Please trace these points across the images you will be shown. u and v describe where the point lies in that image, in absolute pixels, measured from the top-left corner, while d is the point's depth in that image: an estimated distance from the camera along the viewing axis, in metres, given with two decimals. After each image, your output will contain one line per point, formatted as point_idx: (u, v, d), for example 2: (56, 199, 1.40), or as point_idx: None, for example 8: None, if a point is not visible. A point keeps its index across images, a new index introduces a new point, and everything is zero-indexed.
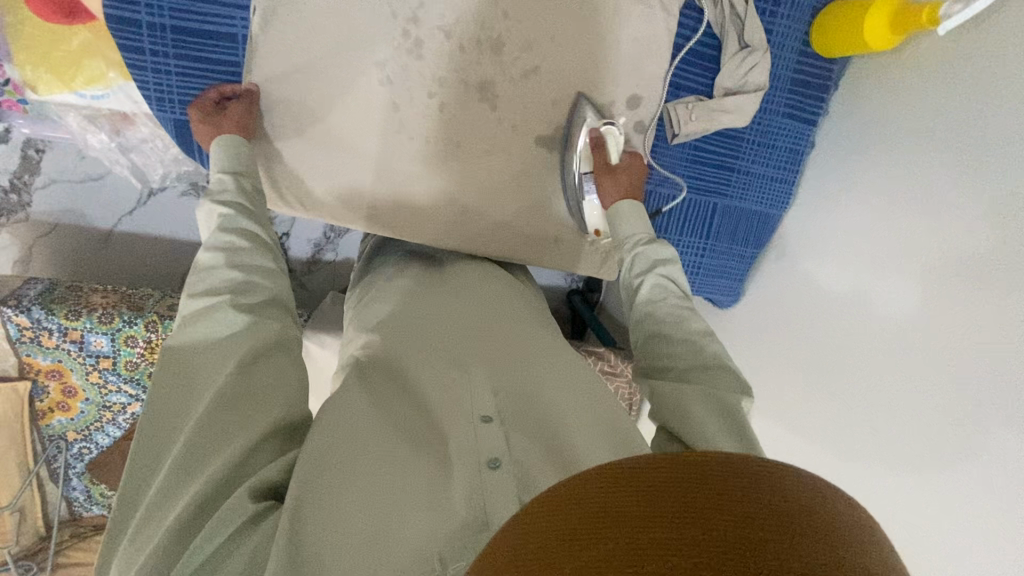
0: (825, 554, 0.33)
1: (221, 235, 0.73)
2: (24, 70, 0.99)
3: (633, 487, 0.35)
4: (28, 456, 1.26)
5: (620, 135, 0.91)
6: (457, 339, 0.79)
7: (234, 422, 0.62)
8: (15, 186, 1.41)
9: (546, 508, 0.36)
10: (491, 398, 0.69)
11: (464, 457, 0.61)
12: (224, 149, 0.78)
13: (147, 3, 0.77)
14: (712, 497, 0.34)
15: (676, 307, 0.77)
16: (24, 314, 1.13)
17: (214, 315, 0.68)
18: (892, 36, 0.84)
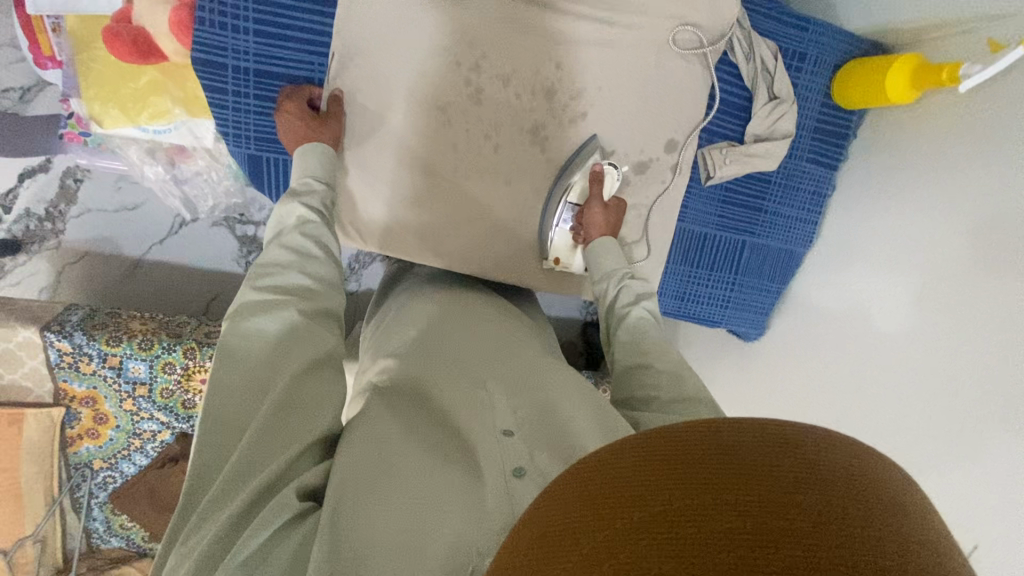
0: (891, 517, 0.33)
1: (300, 237, 0.76)
2: (92, 104, 1.04)
3: (700, 449, 0.36)
4: (53, 484, 1.25)
5: (618, 178, 0.96)
6: (476, 359, 0.81)
7: (290, 431, 0.63)
8: (51, 214, 1.45)
9: (613, 467, 0.37)
10: (512, 414, 0.71)
11: (490, 463, 0.63)
12: (311, 154, 0.82)
13: (234, 50, 0.83)
14: (753, 459, 0.35)
15: (659, 339, 0.80)
16: (66, 339, 1.14)
17: (287, 314, 0.69)
18: (911, 91, 0.93)
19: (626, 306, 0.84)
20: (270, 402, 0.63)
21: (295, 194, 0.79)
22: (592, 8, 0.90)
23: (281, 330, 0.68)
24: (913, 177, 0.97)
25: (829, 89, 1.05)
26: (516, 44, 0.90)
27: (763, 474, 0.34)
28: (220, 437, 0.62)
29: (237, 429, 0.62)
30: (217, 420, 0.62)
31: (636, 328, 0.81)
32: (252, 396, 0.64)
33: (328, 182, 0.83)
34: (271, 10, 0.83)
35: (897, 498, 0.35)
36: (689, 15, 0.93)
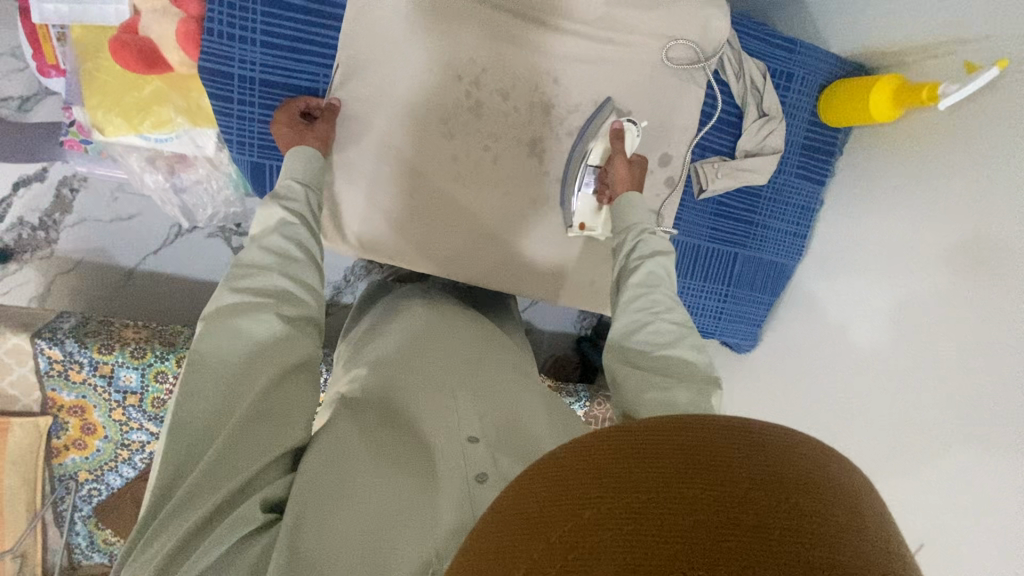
0: (823, 508, 0.34)
1: (279, 240, 0.74)
2: (95, 113, 1.05)
3: (640, 451, 0.37)
4: (36, 497, 1.22)
5: (638, 137, 0.95)
6: (449, 367, 0.82)
7: (261, 438, 0.63)
8: (45, 223, 1.45)
9: (558, 470, 0.38)
10: (478, 421, 0.72)
11: (452, 470, 0.64)
12: (298, 157, 0.81)
13: (241, 60, 0.85)
14: (691, 459, 0.35)
15: (666, 298, 0.77)
16: (57, 347, 1.13)
17: (263, 318, 0.68)
18: (894, 109, 0.97)
19: (639, 258, 0.80)
20: (243, 409, 0.62)
21: (276, 196, 0.77)
22: (589, 26, 0.94)
23: (261, 338, 0.68)
24: (896, 191, 1.01)
25: (815, 108, 1.10)
26: (516, 59, 0.93)
27: (708, 468, 0.35)
28: (190, 442, 0.62)
29: (207, 435, 0.62)
30: (187, 427, 0.62)
31: (643, 284, 0.77)
32: (225, 402, 0.63)
33: (311, 183, 0.81)
34: (278, 22, 0.85)
35: (832, 486, 0.36)
36: (682, 35, 0.97)
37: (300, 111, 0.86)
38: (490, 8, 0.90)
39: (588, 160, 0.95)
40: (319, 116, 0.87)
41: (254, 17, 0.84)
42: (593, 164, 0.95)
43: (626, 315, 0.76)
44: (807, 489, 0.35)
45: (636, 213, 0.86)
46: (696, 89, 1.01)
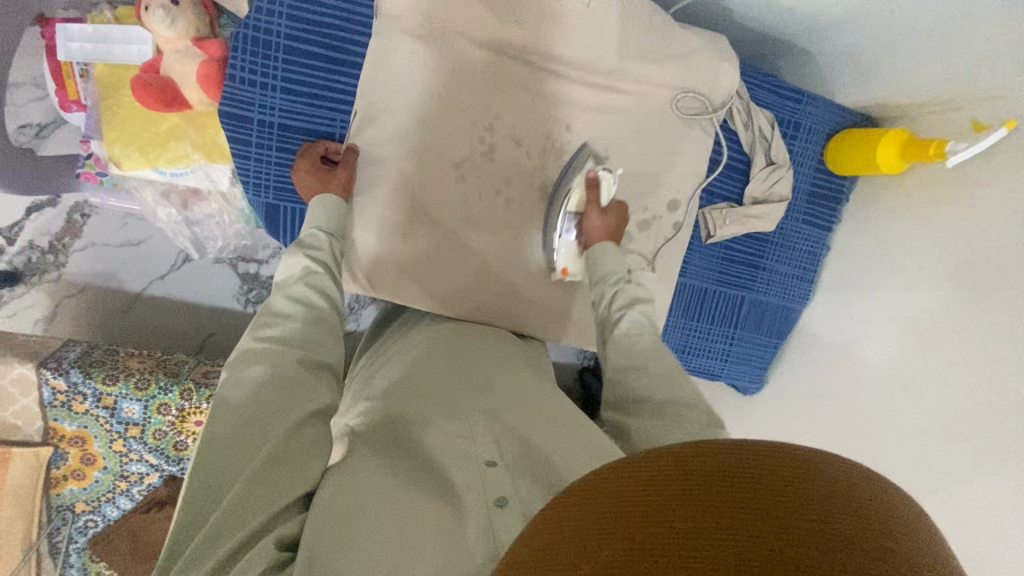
0: (865, 522, 0.34)
1: (303, 288, 0.75)
2: (112, 147, 1.07)
3: (672, 474, 0.36)
4: (32, 529, 1.20)
5: (615, 183, 0.94)
6: (461, 389, 0.81)
7: (282, 480, 0.62)
8: (55, 247, 1.46)
9: (588, 494, 0.38)
10: (495, 442, 0.71)
11: (472, 496, 0.63)
12: (322, 207, 0.83)
13: (261, 104, 0.87)
14: (728, 484, 0.35)
15: (653, 346, 0.76)
16: (61, 377, 1.12)
17: (283, 366, 0.69)
18: (901, 162, 0.99)
19: (620, 312, 0.80)
20: (262, 457, 0.62)
21: (301, 245, 0.80)
22: (600, 75, 0.96)
23: (287, 382, 0.68)
24: (902, 243, 1.02)
25: (822, 156, 1.11)
26: (530, 106, 0.94)
27: (749, 509, 0.33)
28: (208, 490, 0.60)
29: (227, 480, 0.61)
30: (211, 470, 0.61)
31: (630, 335, 0.77)
32: (243, 449, 0.62)
33: (335, 232, 0.83)
34: (298, 69, 0.87)
35: (872, 499, 0.35)
36: (691, 86, 0.99)
37: (320, 156, 0.88)
38: (504, 58, 0.92)
39: (565, 207, 0.94)
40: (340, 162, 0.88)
41: (275, 64, 0.86)
42: (572, 210, 0.93)
43: (615, 372, 0.75)
44: (845, 502, 0.34)
45: (609, 261, 0.87)
46: (704, 137, 1.02)
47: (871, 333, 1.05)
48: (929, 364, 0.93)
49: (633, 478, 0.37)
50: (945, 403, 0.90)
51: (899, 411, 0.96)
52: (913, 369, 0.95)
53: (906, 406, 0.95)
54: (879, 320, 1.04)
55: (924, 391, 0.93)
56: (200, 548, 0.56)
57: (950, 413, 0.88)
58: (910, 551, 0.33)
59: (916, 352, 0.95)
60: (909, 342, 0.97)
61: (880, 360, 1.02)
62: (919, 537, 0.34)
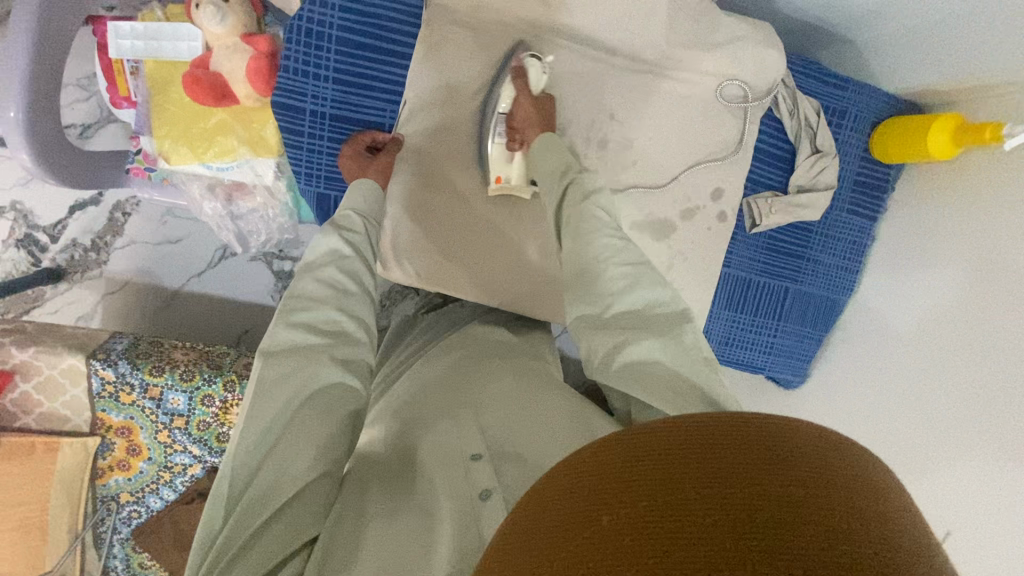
0: (785, 479, 0.37)
1: (335, 275, 0.78)
2: (162, 142, 1.09)
3: (617, 463, 0.40)
4: (77, 519, 1.22)
5: (544, 72, 0.90)
6: (452, 394, 0.85)
7: (302, 498, 0.65)
8: (97, 245, 1.50)
9: (555, 483, 0.42)
10: (480, 439, 0.74)
11: (456, 490, 0.67)
12: (358, 191, 0.84)
13: (314, 95, 0.88)
14: (666, 465, 0.38)
15: (610, 240, 0.77)
16: (110, 368, 1.15)
17: (318, 362, 0.71)
18: (952, 148, 0.97)
19: (591, 270, 0.75)
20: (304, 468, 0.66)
21: (336, 226, 0.81)
22: (646, 65, 0.96)
23: (324, 383, 0.71)
24: (954, 230, 1.00)
25: (867, 144, 1.10)
26: (575, 94, 0.94)
27: (681, 489, 0.36)
28: (241, 495, 0.63)
29: (267, 490, 0.64)
30: (241, 477, 0.64)
31: (604, 298, 0.73)
32: (285, 455, 0.66)
33: (370, 215, 0.84)
34: (350, 60, 0.88)
35: (793, 454, 0.39)
36: (737, 74, 0.98)
37: (365, 145, 0.89)
38: (552, 47, 0.93)
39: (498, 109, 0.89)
40: (382, 148, 0.89)
41: (328, 56, 0.87)
42: (504, 111, 0.89)
43: (597, 339, 0.72)
44: (770, 466, 0.37)
45: (553, 158, 0.85)
46: (751, 125, 1.01)
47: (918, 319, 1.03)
48: (984, 351, 0.90)
49: (572, 473, 0.42)
50: (996, 390, 0.87)
51: (952, 401, 0.94)
52: (968, 358, 0.93)
53: (960, 394, 0.93)
54: (930, 312, 1.02)
55: (978, 378, 0.90)
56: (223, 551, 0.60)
57: (1002, 398, 0.86)
58: (827, 493, 0.36)
59: (971, 338, 0.93)
60: (960, 330, 0.95)
61: (932, 351, 0.99)
62: (834, 475, 0.38)
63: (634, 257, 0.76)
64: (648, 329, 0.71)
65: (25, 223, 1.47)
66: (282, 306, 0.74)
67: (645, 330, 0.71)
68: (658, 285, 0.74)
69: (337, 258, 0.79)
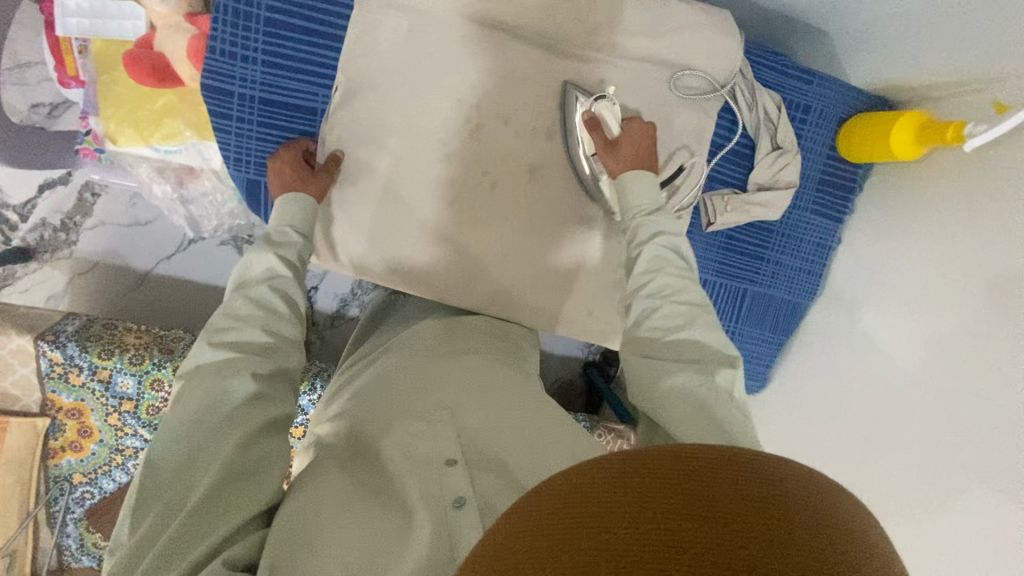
0: (747, 525, 0.38)
1: (266, 294, 0.76)
2: (108, 123, 1.08)
3: (582, 504, 0.40)
4: (29, 497, 1.23)
5: (616, 105, 0.86)
6: (428, 391, 0.83)
7: (236, 497, 0.65)
8: (66, 226, 1.50)
9: (520, 525, 0.42)
10: (456, 442, 0.73)
11: (430, 496, 0.66)
12: (291, 203, 0.83)
13: (242, 78, 0.86)
14: (635, 506, 0.39)
15: (674, 280, 0.76)
16: (58, 349, 1.15)
17: (231, 382, 0.69)
18: (917, 147, 0.92)
19: (646, 305, 0.75)
20: (219, 468, 0.64)
21: (271, 242, 0.80)
22: (595, 53, 0.91)
23: (239, 399, 0.69)
24: (921, 234, 0.95)
25: (834, 141, 1.04)
26: (519, 82, 0.90)
27: (647, 533, 0.37)
28: (174, 490, 0.64)
29: (186, 489, 0.64)
30: (174, 469, 0.65)
31: (661, 328, 0.73)
32: (197, 463, 0.66)
33: (305, 232, 0.83)
34: (279, 41, 0.85)
35: (758, 500, 0.40)
36: (692, 64, 0.93)
37: (302, 154, 0.88)
38: (494, 33, 0.89)
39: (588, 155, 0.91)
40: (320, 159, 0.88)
41: (256, 38, 0.84)
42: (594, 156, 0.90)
43: (641, 364, 0.72)
44: (736, 514, 0.38)
45: (637, 195, 0.83)
46: (707, 119, 0.96)
47: (882, 325, 0.99)
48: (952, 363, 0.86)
49: (532, 513, 0.42)
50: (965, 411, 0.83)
51: (916, 417, 0.90)
52: (938, 369, 0.88)
53: (923, 407, 0.89)
54: (895, 318, 0.97)
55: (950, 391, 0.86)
56: (135, 554, 0.61)
57: (973, 416, 0.82)
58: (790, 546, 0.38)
59: (936, 345, 0.89)
60: (922, 346, 0.91)
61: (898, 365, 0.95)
62: (799, 524, 0.39)
63: (694, 296, 0.75)
64: (695, 365, 0.70)
65: None
66: (207, 328, 0.74)
67: (690, 365, 0.70)
68: (713, 327, 0.73)
69: (271, 277, 0.78)
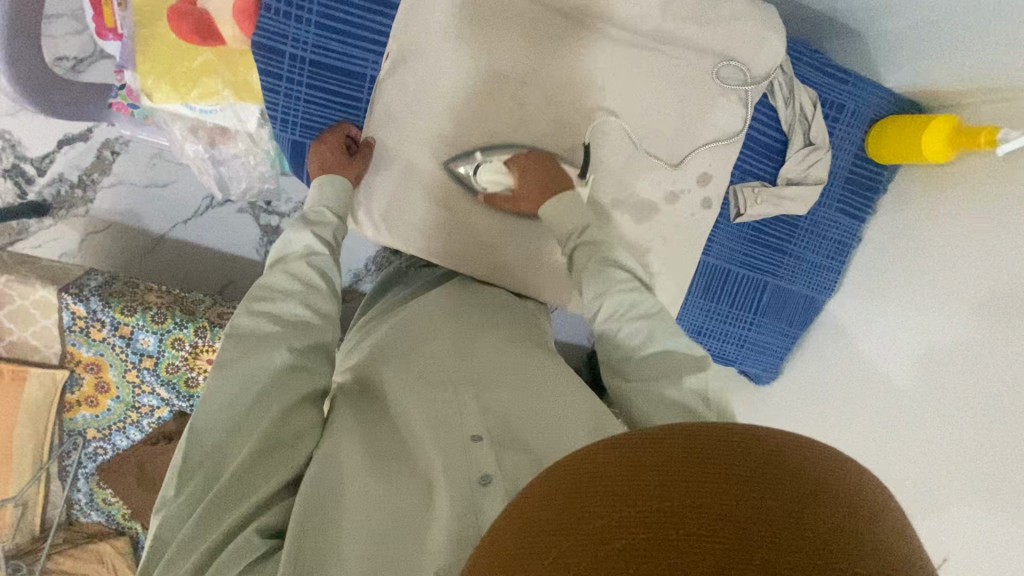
0: (788, 490, 0.35)
1: (306, 270, 0.79)
2: (145, 78, 1.07)
3: (618, 470, 0.38)
4: (43, 449, 1.23)
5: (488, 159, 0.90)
6: (443, 362, 0.82)
7: (272, 467, 0.66)
8: (84, 182, 1.49)
9: (555, 486, 0.40)
10: (480, 417, 0.73)
11: (456, 471, 0.65)
12: (330, 185, 0.85)
13: (294, 38, 0.86)
14: (675, 476, 0.36)
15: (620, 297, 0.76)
16: (82, 303, 1.14)
17: (274, 352, 0.71)
18: (948, 151, 0.95)
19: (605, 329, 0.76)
20: (257, 440, 0.66)
21: (308, 222, 0.83)
22: (643, 39, 0.93)
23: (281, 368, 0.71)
24: (944, 236, 0.98)
25: (863, 141, 1.07)
26: (566, 61, 0.91)
27: (689, 506, 0.34)
28: (210, 465, 0.65)
29: (220, 465, 0.66)
30: (207, 446, 0.66)
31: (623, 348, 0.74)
32: (239, 429, 0.67)
33: (341, 214, 0.86)
34: (334, 5, 0.86)
35: (795, 466, 0.37)
36: (736, 55, 0.95)
37: (344, 138, 0.90)
38: (545, 11, 0.89)
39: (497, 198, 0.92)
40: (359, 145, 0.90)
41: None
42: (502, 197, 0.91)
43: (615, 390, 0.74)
44: (777, 481, 0.35)
45: (562, 221, 0.85)
46: (747, 110, 0.98)
47: (906, 324, 1.02)
48: (970, 360, 0.89)
49: (570, 469, 0.41)
50: (978, 403, 0.87)
51: (928, 412, 0.94)
52: (950, 364, 0.92)
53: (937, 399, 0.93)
54: (920, 318, 0.99)
55: (963, 384, 0.90)
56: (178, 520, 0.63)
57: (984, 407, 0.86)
58: (833, 511, 0.35)
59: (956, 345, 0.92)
60: (944, 349, 0.94)
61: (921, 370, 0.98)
62: (838, 488, 0.36)
63: (646, 306, 0.76)
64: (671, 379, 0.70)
65: (12, 153, 1.45)
66: (248, 296, 0.76)
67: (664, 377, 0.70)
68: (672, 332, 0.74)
69: (309, 254, 0.81)
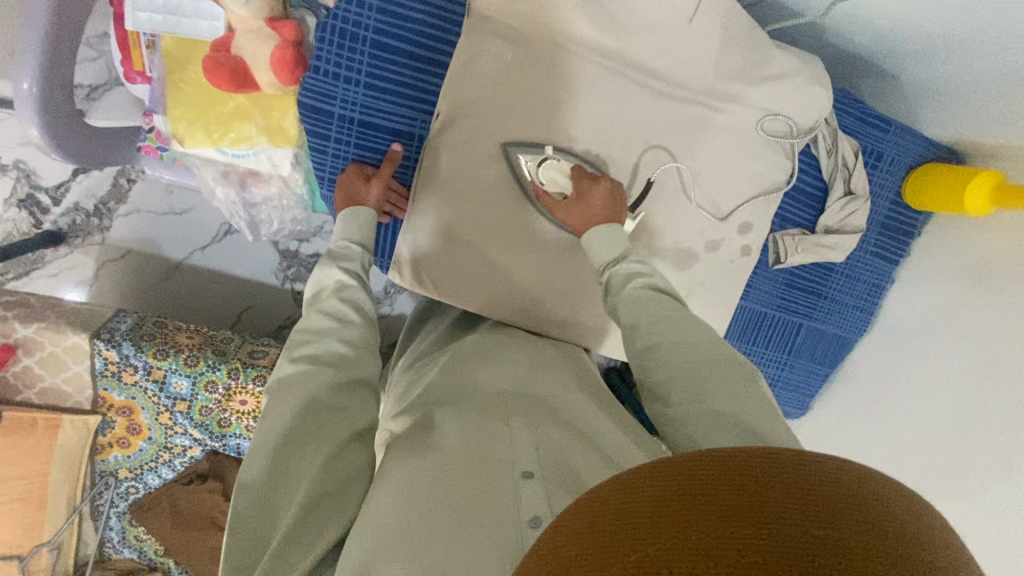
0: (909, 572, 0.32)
1: (338, 304, 0.78)
2: (177, 124, 1.05)
3: (729, 502, 0.34)
4: (76, 490, 1.23)
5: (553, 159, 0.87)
6: (492, 394, 0.77)
7: (320, 520, 0.63)
8: (100, 211, 1.46)
9: (653, 489, 0.36)
10: (535, 452, 0.66)
11: (508, 515, 0.60)
12: (352, 216, 0.85)
13: (343, 99, 0.87)
14: (796, 532, 0.32)
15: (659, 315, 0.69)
16: (114, 349, 1.13)
17: (317, 389, 0.69)
18: (988, 206, 0.96)
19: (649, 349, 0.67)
20: (305, 492, 0.63)
21: (334, 256, 0.82)
22: (691, 93, 0.92)
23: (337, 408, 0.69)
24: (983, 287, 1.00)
25: (900, 188, 1.07)
26: (614, 117, 0.90)
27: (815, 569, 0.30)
28: (258, 524, 0.62)
29: (270, 526, 0.62)
30: (257, 509, 0.62)
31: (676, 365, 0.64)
32: (287, 484, 0.64)
33: (368, 245, 0.85)
34: (383, 66, 0.86)
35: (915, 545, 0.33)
36: (782, 109, 0.95)
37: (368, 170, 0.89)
38: (595, 67, 0.88)
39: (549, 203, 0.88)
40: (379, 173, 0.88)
41: (360, 60, 0.85)
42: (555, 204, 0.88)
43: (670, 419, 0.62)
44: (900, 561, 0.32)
45: (603, 247, 0.81)
46: (790, 162, 0.98)
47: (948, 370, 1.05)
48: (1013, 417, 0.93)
49: (665, 478, 0.36)
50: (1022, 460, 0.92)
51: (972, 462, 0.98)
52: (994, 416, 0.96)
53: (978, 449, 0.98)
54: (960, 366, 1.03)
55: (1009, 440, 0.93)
56: None
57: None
58: None
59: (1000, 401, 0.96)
60: (986, 400, 0.98)
61: (964, 422, 1.01)
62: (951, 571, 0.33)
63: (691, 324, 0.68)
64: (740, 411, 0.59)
65: (26, 182, 1.42)
66: (289, 344, 0.75)
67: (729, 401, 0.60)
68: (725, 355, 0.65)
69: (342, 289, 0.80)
